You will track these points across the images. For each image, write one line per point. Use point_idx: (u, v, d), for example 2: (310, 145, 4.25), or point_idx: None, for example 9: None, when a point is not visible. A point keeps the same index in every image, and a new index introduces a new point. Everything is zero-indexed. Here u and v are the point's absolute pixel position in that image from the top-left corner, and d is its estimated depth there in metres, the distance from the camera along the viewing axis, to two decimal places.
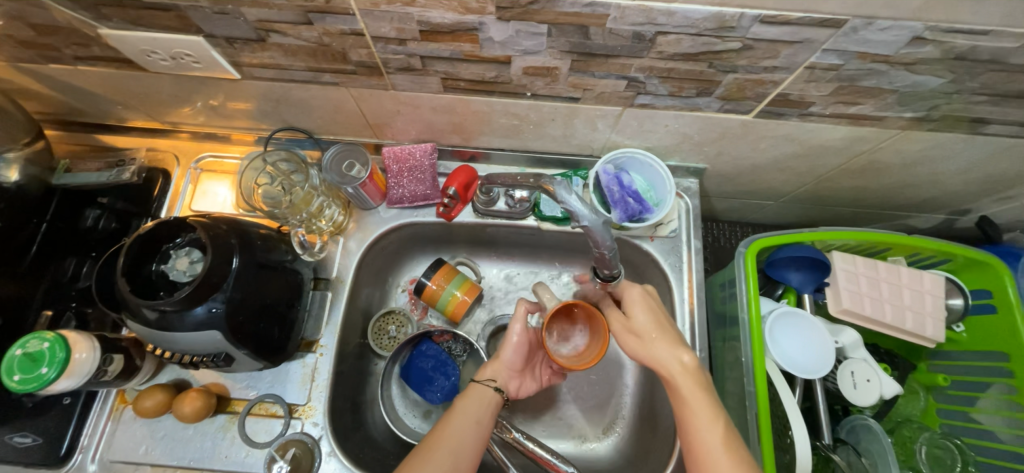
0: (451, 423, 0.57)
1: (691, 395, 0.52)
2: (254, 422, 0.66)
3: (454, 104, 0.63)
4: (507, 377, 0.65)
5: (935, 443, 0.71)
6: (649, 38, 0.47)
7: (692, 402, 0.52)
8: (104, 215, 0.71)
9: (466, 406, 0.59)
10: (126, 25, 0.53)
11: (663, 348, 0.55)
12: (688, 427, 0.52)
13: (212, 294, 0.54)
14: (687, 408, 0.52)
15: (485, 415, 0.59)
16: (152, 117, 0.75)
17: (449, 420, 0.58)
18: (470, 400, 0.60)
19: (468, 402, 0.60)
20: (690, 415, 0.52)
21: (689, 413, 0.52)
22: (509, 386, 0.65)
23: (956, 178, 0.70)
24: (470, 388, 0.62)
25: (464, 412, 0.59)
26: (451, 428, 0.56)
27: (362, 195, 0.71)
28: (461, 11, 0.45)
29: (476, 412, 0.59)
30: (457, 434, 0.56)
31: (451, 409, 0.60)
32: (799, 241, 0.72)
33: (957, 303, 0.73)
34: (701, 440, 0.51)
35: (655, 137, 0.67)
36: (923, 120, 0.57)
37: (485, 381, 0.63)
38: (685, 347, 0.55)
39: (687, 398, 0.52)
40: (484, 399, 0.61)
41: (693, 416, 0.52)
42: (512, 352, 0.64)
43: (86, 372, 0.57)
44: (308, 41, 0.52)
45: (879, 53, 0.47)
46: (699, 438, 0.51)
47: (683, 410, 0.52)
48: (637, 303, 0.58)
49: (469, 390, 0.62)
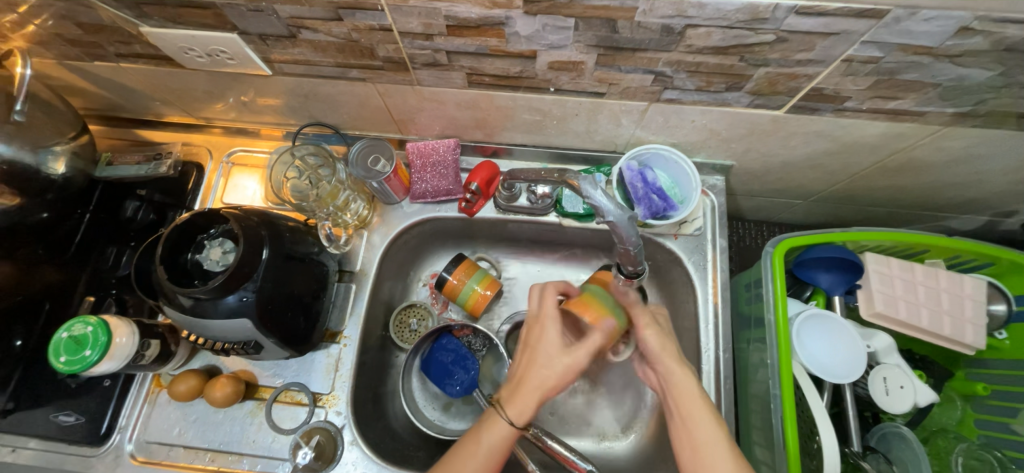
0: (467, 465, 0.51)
1: (688, 399, 0.51)
2: (280, 409, 0.68)
3: (478, 100, 0.63)
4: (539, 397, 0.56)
5: (974, 454, 0.67)
6: (678, 31, 0.46)
7: (693, 400, 0.51)
8: (143, 206, 0.74)
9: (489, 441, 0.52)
10: (167, 23, 0.55)
11: (665, 359, 0.54)
12: (690, 424, 0.51)
13: (243, 283, 0.56)
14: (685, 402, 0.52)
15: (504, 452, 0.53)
16: (187, 113, 0.78)
17: (465, 457, 0.51)
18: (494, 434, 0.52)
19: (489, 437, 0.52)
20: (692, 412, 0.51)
21: (692, 410, 0.51)
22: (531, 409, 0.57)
23: (1002, 178, 0.66)
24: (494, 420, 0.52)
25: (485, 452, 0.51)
26: (467, 465, 0.51)
27: (386, 190, 0.72)
28: (488, 5, 0.45)
29: (500, 450, 0.52)
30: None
31: (471, 444, 0.52)
32: (830, 241, 0.70)
33: (999, 309, 0.70)
34: (698, 435, 0.50)
35: (681, 133, 0.65)
36: (967, 115, 0.54)
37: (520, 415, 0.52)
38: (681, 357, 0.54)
39: (682, 402, 0.52)
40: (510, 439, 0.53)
41: (691, 412, 0.51)
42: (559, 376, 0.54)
43: (125, 355, 0.60)
44: (338, 37, 0.53)
45: (922, 45, 0.45)
46: (697, 433, 0.50)
47: (683, 410, 0.51)
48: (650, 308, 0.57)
49: (489, 422, 0.53)
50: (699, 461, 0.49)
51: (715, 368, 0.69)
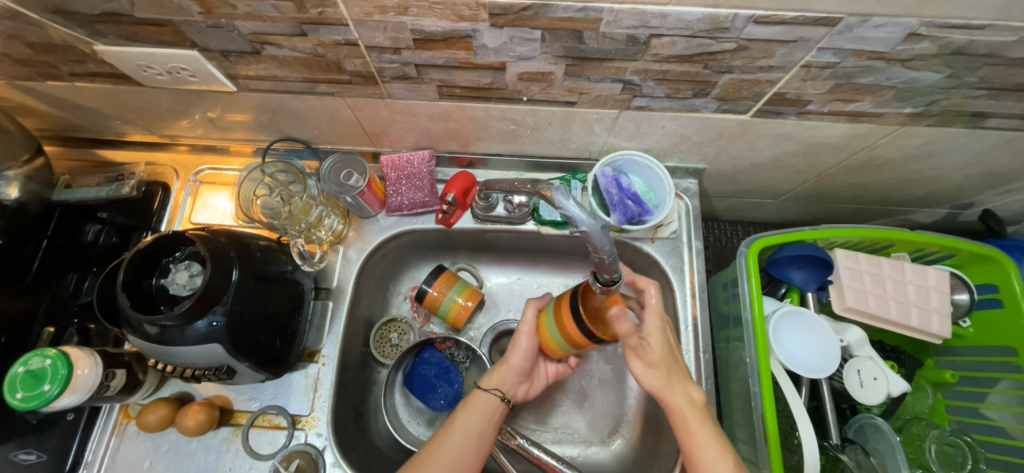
0: (451, 434, 0.56)
1: (699, 431, 0.52)
2: (257, 434, 0.66)
3: (450, 111, 0.63)
4: (514, 385, 0.63)
5: (946, 440, 0.69)
6: (643, 41, 0.47)
7: (699, 432, 0.52)
8: (104, 230, 0.71)
9: (468, 416, 0.58)
10: (122, 41, 0.53)
11: (674, 384, 0.55)
12: (698, 456, 0.51)
13: (212, 307, 0.54)
14: (694, 438, 0.52)
15: (487, 427, 0.58)
16: (150, 131, 0.75)
17: (450, 429, 0.57)
18: (473, 408, 0.59)
19: (468, 412, 0.58)
20: (700, 446, 0.51)
21: (699, 444, 0.51)
22: (515, 393, 0.64)
23: (957, 173, 0.69)
24: (473, 395, 0.60)
25: (465, 424, 0.57)
26: (451, 438, 0.56)
27: (361, 204, 0.71)
28: (455, 18, 0.45)
29: (477, 426, 0.57)
30: (454, 450, 0.55)
31: (453, 416, 0.58)
32: (800, 239, 0.72)
33: (963, 298, 0.72)
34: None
35: (653, 139, 0.66)
36: (922, 115, 0.57)
37: (491, 389, 0.61)
38: (693, 384, 0.55)
39: (692, 434, 0.52)
40: (489, 410, 0.59)
41: (703, 450, 0.51)
42: (521, 356, 0.63)
43: (88, 387, 0.57)
44: (303, 52, 0.52)
45: (876, 50, 0.46)
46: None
47: (693, 444, 0.52)
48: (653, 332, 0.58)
49: (471, 398, 0.60)
50: None
51: (696, 368, 0.69)
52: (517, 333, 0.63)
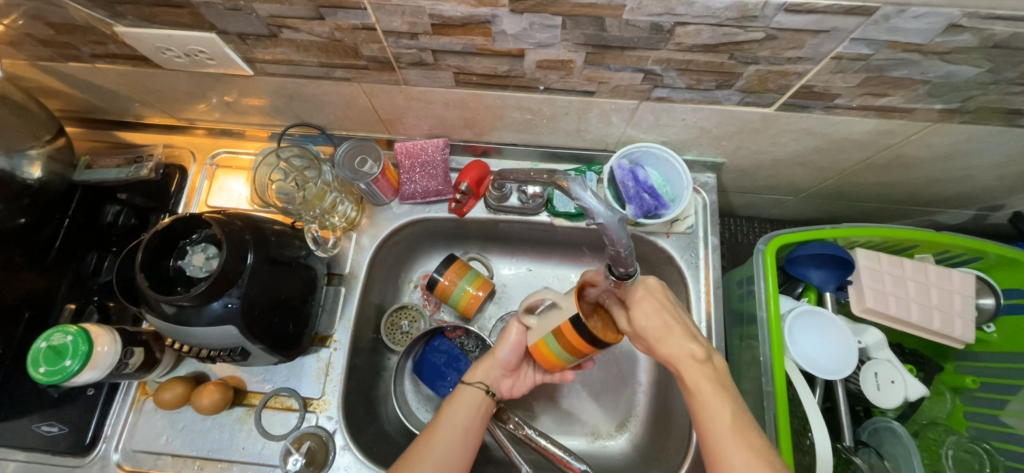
0: (438, 430, 0.57)
1: (701, 383, 0.50)
2: (270, 415, 0.67)
3: (466, 99, 0.62)
4: (498, 378, 0.63)
5: (963, 447, 0.68)
6: (667, 29, 0.45)
7: (701, 382, 0.50)
8: (124, 211, 0.72)
9: (453, 411, 0.59)
10: (141, 23, 0.53)
11: (667, 331, 0.53)
12: (704, 407, 0.49)
13: (228, 289, 0.55)
14: (696, 385, 0.50)
15: (473, 422, 0.59)
16: (168, 114, 0.76)
17: (435, 427, 0.57)
18: (459, 405, 0.59)
19: (454, 408, 0.59)
20: (701, 395, 0.50)
21: (699, 393, 0.50)
22: (500, 386, 0.64)
23: (989, 173, 0.67)
24: (460, 390, 0.61)
25: (451, 418, 0.58)
26: (440, 435, 0.56)
27: (375, 191, 0.71)
28: (474, 3, 0.44)
29: (463, 420, 0.58)
30: (441, 447, 0.55)
31: (438, 414, 0.59)
32: (822, 237, 0.70)
33: (988, 303, 0.70)
34: (711, 421, 0.49)
35: (671, 131, 0.65)
36: (955, 112, 0.54)
37: (475, 382, 0.61)
38: (695, 338, 0.53)
39: (696, 388, 0.50)
40: (472, 403, 0.60)
41: (703, 397, 0.50)
42: (506, 350, 0.62)
43: (108, 364, 0.58)
44: (320, 36, 0.52)
45: (912, 42, 0.44)
46: (709, 417, 0.49)
47: (695, 397, 0.50)
48: (642, 292, 0.55)
49: (457, 393, 0.61)
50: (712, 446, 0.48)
51: None
52: (506, 328, 0.63)
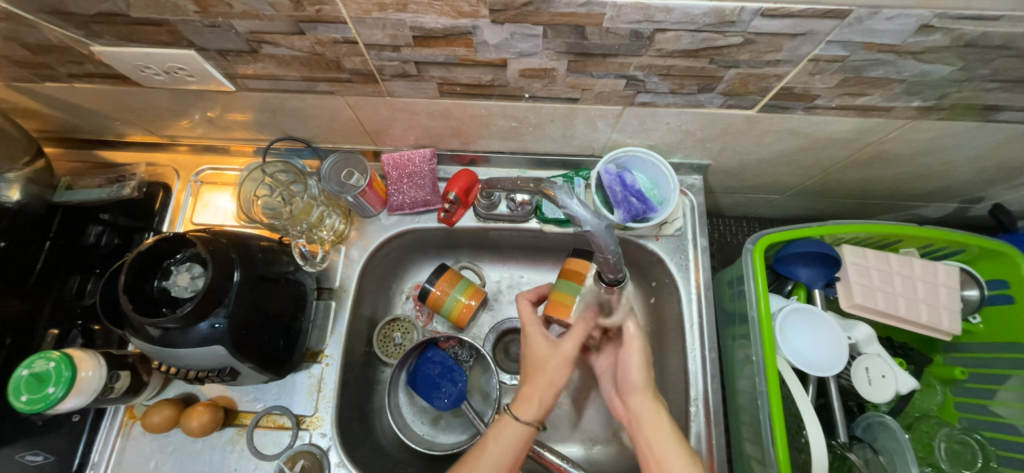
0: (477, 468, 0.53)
1: (654, 429, 0.53)
2: (263, 434, 0.66)
3: (451, 109, 0.62)
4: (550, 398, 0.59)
5: (955, 438, 0.69)
6: (647, 36, 0.46)
7: (665, 434, 0.53)
8: (106, 231, 0.72)
9: (500, 447, 0.54)
10: (119, 42, 0.52)
11: (637, 386, 0.56)
12: (663, 463, 0.51)
13: (214, 309, 0.54)
14: (654, 437, 0.53)
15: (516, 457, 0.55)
16: (149, 131, 0.75)
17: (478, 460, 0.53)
18: (504, 440, 0.55)
19: (501, 441, 0.55)
20: (662, 449, 0.52)
21: (661, 447, 0.52)
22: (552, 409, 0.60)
23: (969, 167, 0.68)
24: (506, 420, 0.56)
25: (495, 454, 0.54)
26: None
27: (363, 204, 0.70)
28: (454, 15, 0.45)
29: (509, 457, 0.54)
30: None
31: (482, 446, 0.55)
32: (809, 235, 0.70)
33: (972, 294, 0.72)
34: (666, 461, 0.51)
35: (657, 135, 0.65)
36: (932, 109, 0.55)
37: (530, 420, 0.56)
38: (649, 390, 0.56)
39: (651, 433, 0.53)
40: (522, 438, 0.55)
41: (664, 450, 0.52)
42: (561, 370, 0.59)
43: (93, 389, 0.57)
44: (301, 51, 0.51)
45: (886, 43, 0.45)
46: (669, 472, 0.50)
47: (648, 435, 0.53)
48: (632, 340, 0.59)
49: (505, 422, 0.56)
50: None
51: (701, 367, 0.69)
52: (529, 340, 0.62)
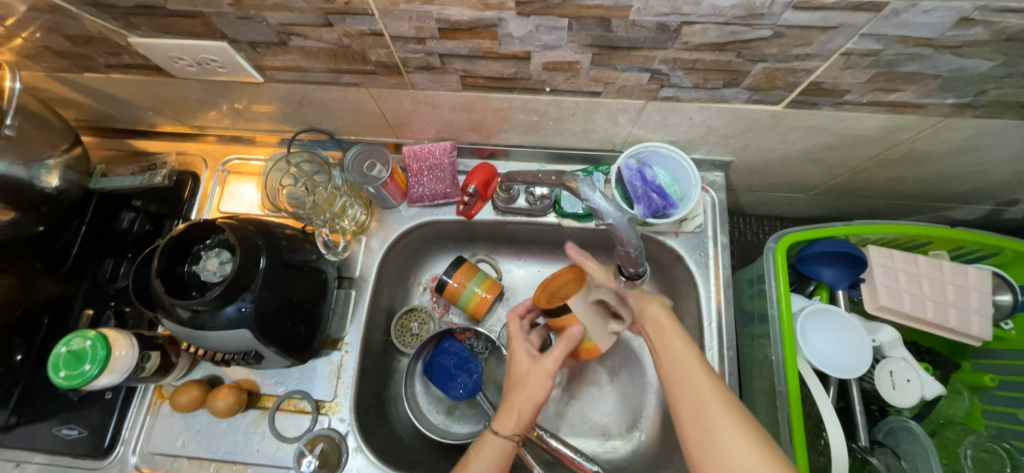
0: None
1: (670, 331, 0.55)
2: (284, 417, 0.68)
3: (472, 102, 0.62)
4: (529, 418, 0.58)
5: (982, 446, 0.68)
6: (673, 28, 0.45)
7: (666, 328, 0.56)
8: (139, 218, 0.74)
9: (480, 462, 0.54)
10: (155, 33, 0.54)
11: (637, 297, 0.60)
12: (665, 349, 0.54)
13: (241, 293, 0.56)
14: (658, 325, 0.56)
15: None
16: (180, 122, 0.77)
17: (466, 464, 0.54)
18: (482, 456, 0.54)
19: (480, 457, 0.55)
20: (664, 337, 0.55)
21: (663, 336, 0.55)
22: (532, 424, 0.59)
23: (1005, 167, 0.66)
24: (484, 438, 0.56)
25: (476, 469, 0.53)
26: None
27: (384, 195, 0.71)
28: (480, 7, 0.45)
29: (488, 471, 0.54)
30: None
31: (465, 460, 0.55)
32: (833, 235, 0.69)
33: (1005, 300, 0.69)
34: (676, 355, 0.52)
35: (679, 130, 0.65)
36: (968, 106, 0.54)
37: (508, 434, 0.56)
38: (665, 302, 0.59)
39: (665, 333, 0.55)
40: (501, 452, 0.55)
41: (666, 338, 0.54)
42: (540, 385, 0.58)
43: (125, 368, 0.59)
44: (329, 42, 0.52)
45: (922, 37, 0.44)
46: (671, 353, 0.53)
47: (658, 335, 0.55)
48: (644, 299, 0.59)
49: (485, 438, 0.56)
50: (676, 380, 0.50)
51: (718, 366, 0.68)
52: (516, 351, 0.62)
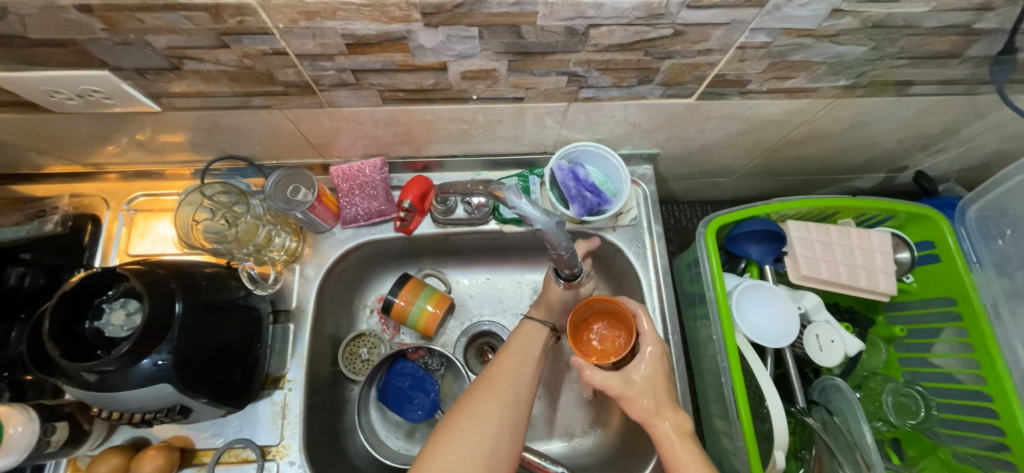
0: (510, 360, 0.60)
1: (685, 460, 0.54)
2: (224, 471, 0.62)
3: (396, 116, 0.61)
4: (554, 323, 0.67)
5: (901, 392, 0.75)
6: (581, 32, 0.46)
7: (686, 461, 0.54)
8: (29, 273, 0.64)
9: (522, 344, 0.62)
10: (21, 66, 0.48)
11: (660, 412, 0.57)
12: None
13: (157, 345, 0.50)
14: (675, 450, 0.55)
15: (540, 352, 0.63)
16: (71, 161, 0.69)
17: (507, 357, 0.60)
18: (524, 338, 0.63)
19: (521, 341, 0.63)
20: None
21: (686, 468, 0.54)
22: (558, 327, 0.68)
23: (891, 138, 0.73)
24: (522, 326, 0.65)
25: (521, 348, 0.62)
26: (513, 368, 0.59)
27: (313, 219, 0.68)
28: (386, 20, 0.44)
29: (530, 351, 0.62)
30: (516, 371, 0.59)
31: (507, 345, 0.63)
32: (755, 214, 0.74)
33: (904, 257, 0.76)
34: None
35: (605, 128, 0.67)
36: (853, 87, 0.59)
37: (540, 320, 0.66)
38: (677, 411, 0.57)
39: (680, 459, 0.54)
40: (537, 338, 0.63)
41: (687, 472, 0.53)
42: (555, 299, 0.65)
43: (26, 446, 0.53)
44: (229, 65, 0.49)
45: (803, 28, 0.48)
46: None
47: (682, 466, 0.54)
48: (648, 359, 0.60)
49: (523, 329, 0.64)
50: None
51: (666, 352, 0.70)
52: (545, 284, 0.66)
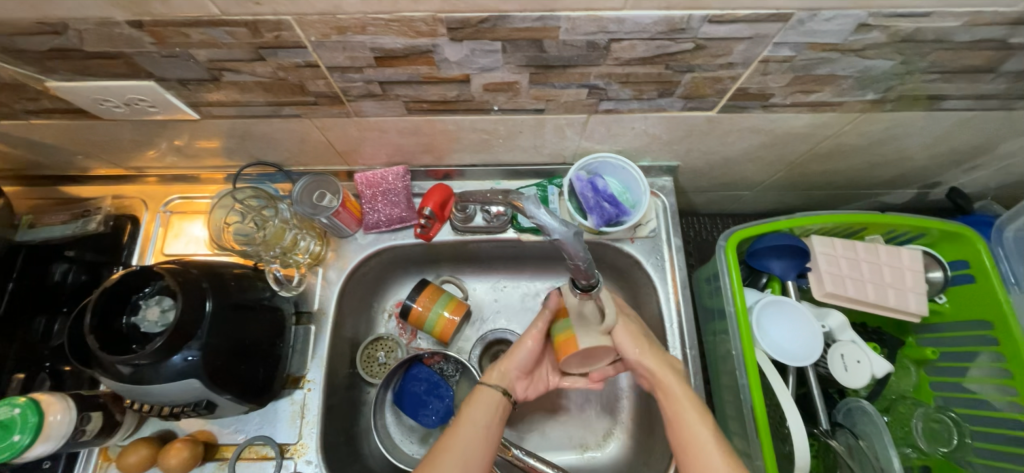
0: (457, 434, 0.55)
1: (678, 392, 0.56)
2: (245, 466, 0.64)
3: (420, 126, 0.62)
4: (513, 378, 0.62)
5: (932, 417, 0.71)
6: (603, 46, 0.47)
7: (682, 399, 0.56)
8: (73, 269, 0.69)
9: (474, 413, 0.57)
10: (76, 77, 0.51)
11: (646, 351, 0.59)
12: (683, 419, 0.55)
13: (187, 341, 0.53)
14: (671, 392, 0.56)
15: (493, 421, 0.57)
16: (115, 165, 0.73)
17: (455, 430, 0.55)
18: (476, 406, 0.57)
19: (474, 409, 0.57)
20: (682, 411, 0.55)
21: (682, 409, 0.55)
22: (516, 389, 0.62)
23: (923, 153, 0.71)
24: (477, 392, 0.59)
25: (471, 419, 0.56)
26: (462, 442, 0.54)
27: (337, 224, 0.70)
28: (413, 35, 0.45)
29: (484, 420, 0.56)
30: (464, 448, 0.53)
31: (458, 415, 0.57)
32: (777, 229, 0.73)
33: (937, 276, 0.74)
34: (693, 435, 0.54)
35: (625, 140, 0.67)
36: (881, 101, 0.58)
37: (494, 384, 0.60)
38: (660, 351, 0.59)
39: (676, 396, 0.56)
40: (492, 403, 0.58)
41: (683, 412, 0.55)
42: (524, 353, 0.62)
43: (62, 434, 0.55)
44: (264, 76, 0.51)
45: (829, 42, 0.47)
46: (691, 431, 0.54)
47: (676, 404, 0.55)
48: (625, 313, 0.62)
49: (476, 394, 0.59)
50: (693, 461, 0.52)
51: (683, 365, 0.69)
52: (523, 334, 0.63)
